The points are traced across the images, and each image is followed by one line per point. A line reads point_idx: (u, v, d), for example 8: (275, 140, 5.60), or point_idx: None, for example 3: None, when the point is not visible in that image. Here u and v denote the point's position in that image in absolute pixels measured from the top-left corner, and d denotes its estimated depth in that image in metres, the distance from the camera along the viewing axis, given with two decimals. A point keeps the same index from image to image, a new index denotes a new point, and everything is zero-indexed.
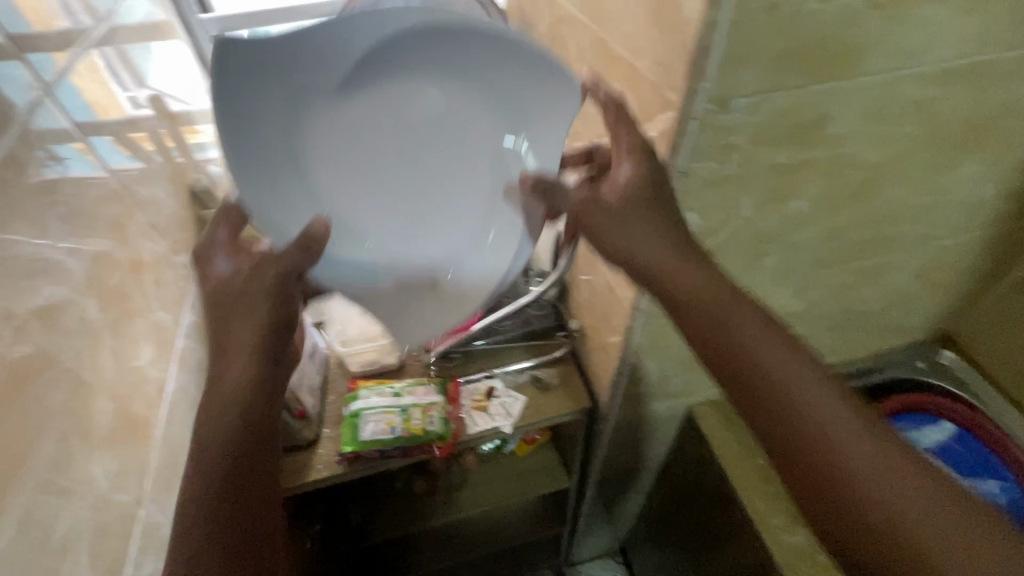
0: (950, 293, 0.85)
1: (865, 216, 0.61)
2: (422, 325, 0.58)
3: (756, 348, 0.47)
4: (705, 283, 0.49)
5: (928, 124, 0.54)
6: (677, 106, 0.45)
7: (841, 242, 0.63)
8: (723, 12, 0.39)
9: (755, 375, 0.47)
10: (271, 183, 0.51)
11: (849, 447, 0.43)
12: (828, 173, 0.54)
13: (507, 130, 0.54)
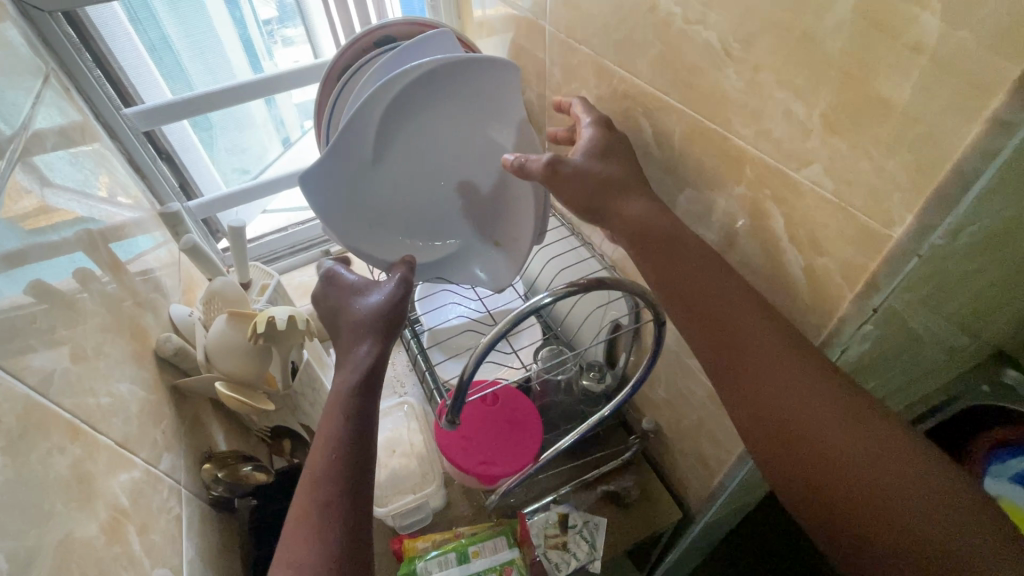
0: None
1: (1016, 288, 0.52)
2: (493, 266, 0.72)
3: (812, 418, 0.38)
4: (701, 264, 0.44)
5: None
6: (888, 245, 0.33)
7: (987, 317, 0.54)
8: (1011, 140, 0.26)
9: (814, 454, 0.38)
10: (366, 238, 0.65)
11: (855, 460, 0.37)
12: (1009, 265, 0.44)
13: (495, 129, 0.65)
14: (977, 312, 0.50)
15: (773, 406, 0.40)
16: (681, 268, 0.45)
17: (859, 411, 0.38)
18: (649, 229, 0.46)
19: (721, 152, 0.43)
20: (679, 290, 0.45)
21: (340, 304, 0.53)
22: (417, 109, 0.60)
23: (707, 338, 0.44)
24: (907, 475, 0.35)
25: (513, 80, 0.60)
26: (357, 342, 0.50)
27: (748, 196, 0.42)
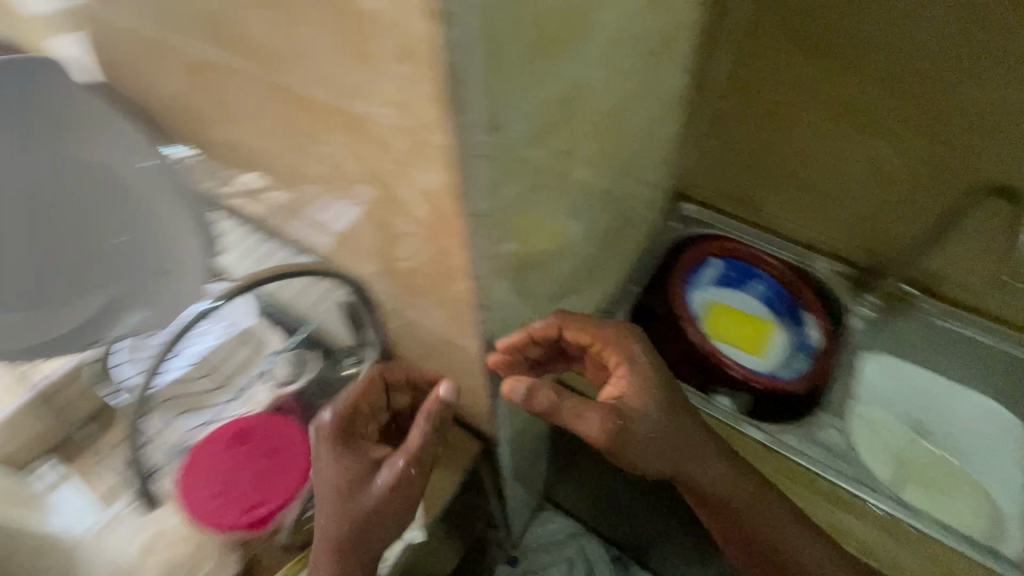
0: (667, 163, 1.02)
1: (620, 149, 0.65)
2: (178, 293, 0.68)
3: (733, 508, 0.70)
4: (681, 434, 0.67)
5: (637, 54, 0.57)
6: (450, 150, 0.36)
7: (611, 179, 0.67)
8: (463, 31, 0.30)
9: (753, 521, 0.70)
10: (35, 328, 0.68)
11: (759, 515, 0.69)
12: (589, 133, 0.54)
13: (103, 139, 0.64)
14: (598, 173, 0.61)
15: (706, 485, 0.69)
16: (673, 396, 0.67)
17: (741, 482, 0.70)
18: (640, 436, 0.64)
19: (308, 109, 0.42)
20: (673, 410, 0.66)
21: (343, 483, 0.62)
22: (17, 171, 0.65)
23: (665, 463, 0.67)
24: (776, 516, 0.69)
25: (97, 95, 0.62)
26: (370, 480, 0.62)
27: (349, 146, 0.42)
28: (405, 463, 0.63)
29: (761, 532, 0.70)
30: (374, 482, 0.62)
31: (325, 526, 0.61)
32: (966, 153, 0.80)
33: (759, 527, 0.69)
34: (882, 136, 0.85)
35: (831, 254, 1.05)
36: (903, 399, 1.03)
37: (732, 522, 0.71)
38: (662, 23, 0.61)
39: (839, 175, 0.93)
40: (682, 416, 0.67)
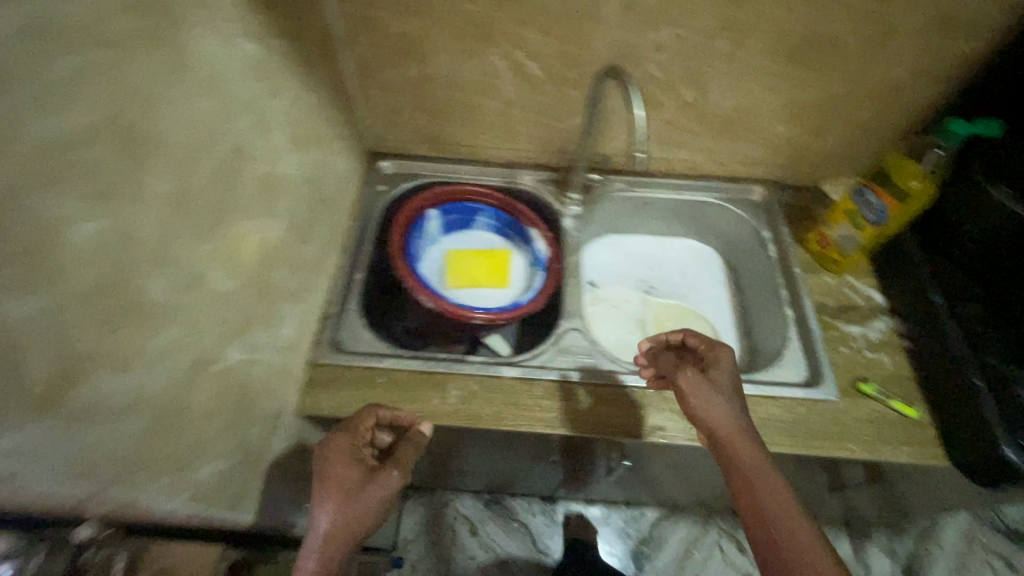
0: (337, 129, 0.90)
1: (194, 163, 0.51)
2: None
3: (754, 476, 0.65)
4: (751, 443, 0.67)
5: (112, 44, 0.41)
6: None
7: (205, 201, 0.52)
8: None
9: (756, 492, 0.64)
10: None
11: (770, 501, 0.63)
12: (71, 179, 0.38)
13: None
14: (167, 198, 0.48)
15: (735, 454, 0.67)
16: (742, 455, 0.66)
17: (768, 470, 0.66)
18: (714, 429, 0.70)
19: None
20: (729, 434, 0.68)
21: (347, 481, 0.66)
22: None
23: (722, 450, 0.68)
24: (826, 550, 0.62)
25: None
26: (383, 476, 0.68)
27: None
28: (379, 487, 0.67)
29: (763, 483, 0.64)
30: (357, 502, 0.65)
31: (329, 506, 0.64)
32: (582, 41, 0.82)
33: (772, 496, 0.63)
34: (512, 43, 0.83)
35: (531, 164, 1.08)
36: (627, 269, 1.14)
37: (744, 504, 0.65)
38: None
39: (498, 89, 0.92)
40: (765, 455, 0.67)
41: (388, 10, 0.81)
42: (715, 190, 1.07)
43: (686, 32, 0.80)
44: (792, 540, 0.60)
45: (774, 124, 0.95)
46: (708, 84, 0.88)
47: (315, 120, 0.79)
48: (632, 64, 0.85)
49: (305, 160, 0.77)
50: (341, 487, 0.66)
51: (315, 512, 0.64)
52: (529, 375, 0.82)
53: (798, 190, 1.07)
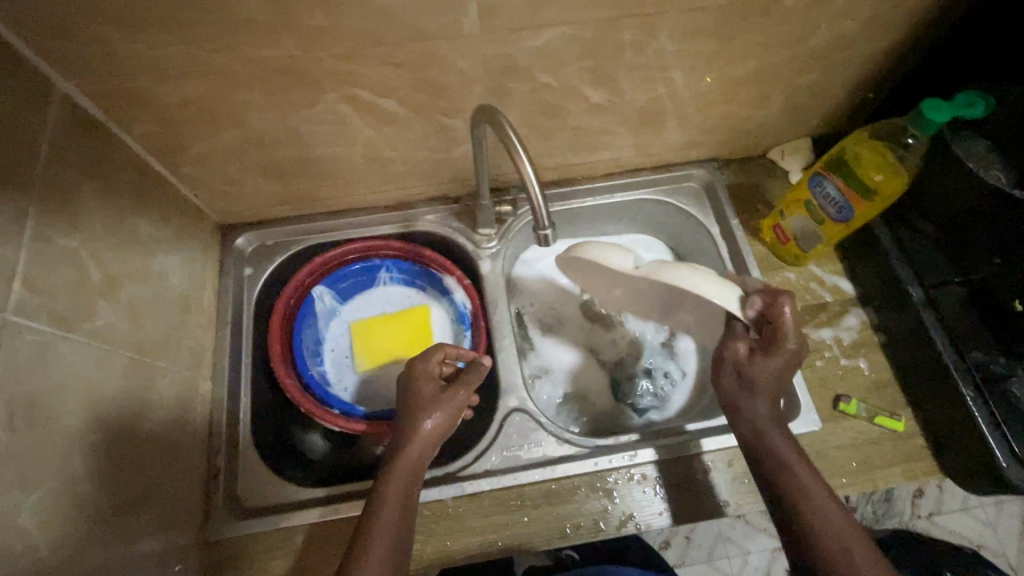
0: (155, 236, 0.67)
1: None
2: None
3: (795, 473, 0.58)
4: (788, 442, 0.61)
5: None
6: None
7: None
8: None
9: (796, 488, 0.57)
10: None
11: (815, 493, 0.57)
12: None
13: None
14: None
15: (770, 454, 0.60)
16: (776, 445, 0.61)
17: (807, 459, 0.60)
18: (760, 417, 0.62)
19: None
20: (772, 426, 0.62)
21: (425, 394, 0.66)
22: None
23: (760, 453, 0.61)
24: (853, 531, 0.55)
25: None
26: (453, 394, 0.66)
27: None
28: (431, 425, 0.64)
29: (812, 491, 0.57)
30: (420, 436, 0.63)
31: (409, 404, 0.66)
32: (442, 66, 0.60)
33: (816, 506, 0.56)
34: (349, 85, 0.60)
35: (428, 199, 0.87)
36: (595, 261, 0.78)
37: (791, 501, 0.57)
38: None
39: (353, 136, 0.69)
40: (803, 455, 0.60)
41: (159, 79, 0.56)
42: (649, 184, 0.90)
43: (576, 31, 0.59)
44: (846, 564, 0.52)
45: (706, 105, 0.77)
46: (619, 81, 0.68)
47: (104, 257, 0.57)
48: (516, 78, 0.64)
49: (105, 321, 0.56)
50: (420, 410, 0.65)
51: (394, 448, 0.63)
52: (474, 490, 0.70)
53: (742, 164, 0.91)
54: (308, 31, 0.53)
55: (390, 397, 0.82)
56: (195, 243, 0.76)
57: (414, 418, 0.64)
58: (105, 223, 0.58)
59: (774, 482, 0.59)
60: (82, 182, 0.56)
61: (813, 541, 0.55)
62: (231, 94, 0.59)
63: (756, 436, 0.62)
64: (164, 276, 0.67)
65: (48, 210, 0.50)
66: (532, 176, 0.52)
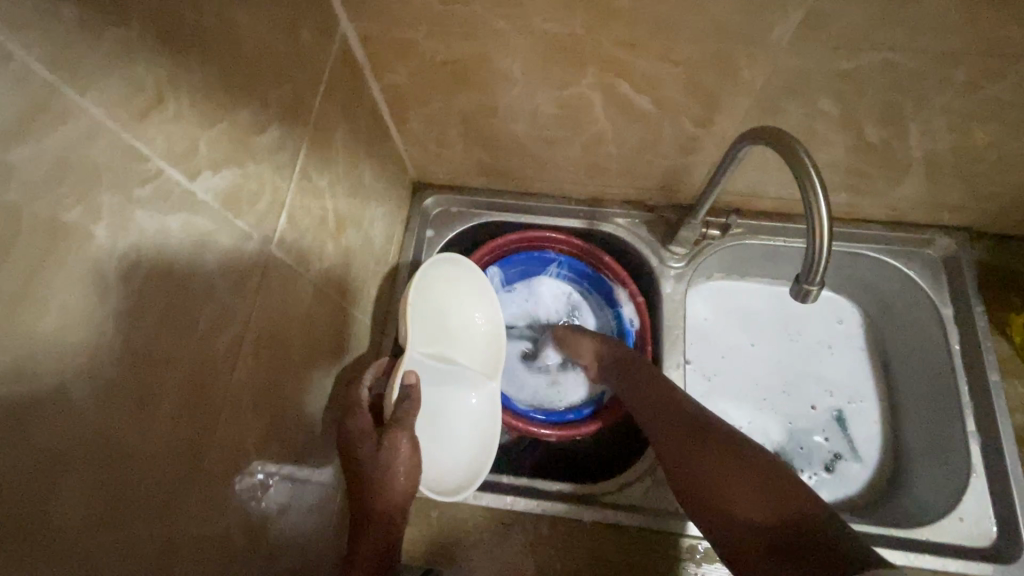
0: (373, 185, 0.68)
1: (167, 410, 0.35)
2: None
3: (665, 413, 0.62)
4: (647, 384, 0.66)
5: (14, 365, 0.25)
6: None
7: (191, 440, 0.38)
8: None
9: (670, 419, 0.61)
10: None
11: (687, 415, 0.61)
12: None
13: None
14: (91, 517, 0.30)
15: (648, 410, 0.64)
16: (648, 402, 0.65)
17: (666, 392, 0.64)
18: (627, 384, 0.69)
19: None
20: (638, 385, 0.67)
21: (369, 450, 0.56)
22: None
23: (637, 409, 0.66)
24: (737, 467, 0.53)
25: None
26: (397, 448, 0.56)
27: None
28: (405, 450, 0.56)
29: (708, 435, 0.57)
30: (400, 460, 0.56)
31: (360, 441, 0.56)
32: (725, 72, 0.54)
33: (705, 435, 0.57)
34: (615, 73, 0.56)
35: (623, 200, 0.81)
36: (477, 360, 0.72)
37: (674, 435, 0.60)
38: (60, 216, 0.27)
39: (587, 125, 0.65)
40: (662, 382, 0.66)
41: (434, 36, 0.55)
42: (876, 240, 0.77)
43: (901, 60, 0.50)
44: (745, 509, 0.50)
45: (998, 168, 0.64)
46: (913, 123, 0.58)
47: (339, 200, 0.58)
48: (797, 100, 0.56)
49: (329, 263, 0.57)
50: (372, 460, 0.55)
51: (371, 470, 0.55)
52: (615, 520, 0.64)
53: (1001, 244, 0.76)
54: (606, 12, 0.49)
55: (567, 399, 0.79)
56: (395, 196, 0.76)
57: (363, 456, 0.56)
58: (346, 166, 0.59)
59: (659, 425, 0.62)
60: (340, 123, 0.56)
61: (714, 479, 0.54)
62: (495, 61, 0.57)
63: (666, 417, 0.62)
64: (372, 226, 0.68)
65: (316, 149, 0.51)
66: (826, 222, 0.45)
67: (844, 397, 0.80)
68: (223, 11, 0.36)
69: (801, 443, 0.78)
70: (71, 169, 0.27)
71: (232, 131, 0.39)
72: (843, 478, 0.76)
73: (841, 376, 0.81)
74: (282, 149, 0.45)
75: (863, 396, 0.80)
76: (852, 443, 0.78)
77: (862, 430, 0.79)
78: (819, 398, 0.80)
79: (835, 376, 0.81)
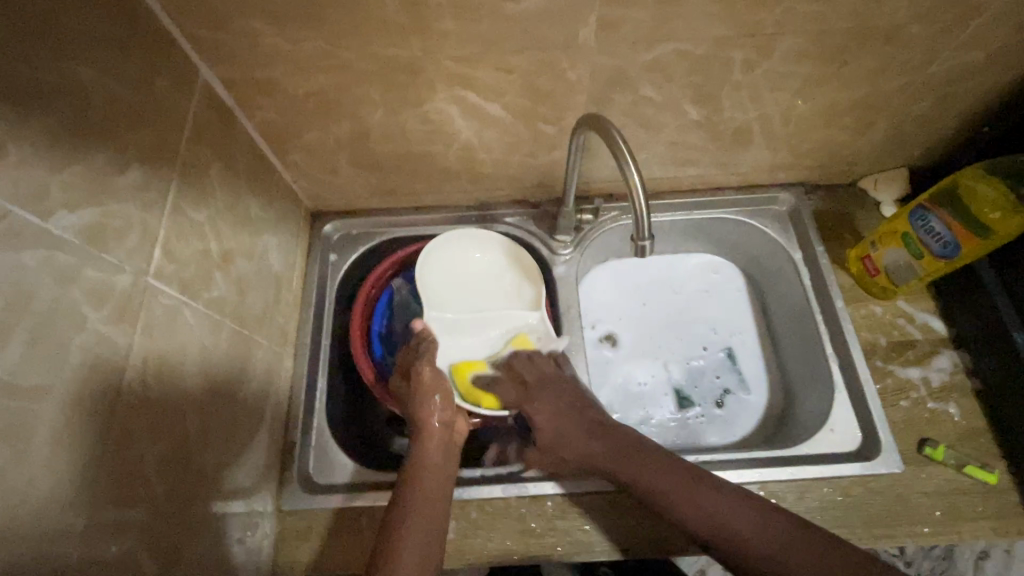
0: (263, 217, 0.71)
1: (44, 440, 0.37)
2: None
3: (631, 476, 0.65)
4: (588, 447, 0.68)
5: None
6: None
7: (75, 478, 0.39)
8: None
9: (636, 471, 0.64)
10: None
11: (653, 472, 0.63)
12: None
13: None
14: None
15: (616, 470, 0.66)
16: (615, 459, 0.66)
17: (621, 446, 0.67)
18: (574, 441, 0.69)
19: None
20: (591, 455, 0.68)
21: (412, 397, 0.69)
22: None
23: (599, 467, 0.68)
24: (739, 516, 0.58)
25: None
26: (428, 382, 0.70)
27: None
28: (441, 422, 0.68)
29: (688, 485, 0.61)
30: (438, 416, 0.68)
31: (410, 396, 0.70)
32: (553, 74, 0.62)
33: (685, 481, 0.62)
34: (461, 87, 0.63)
35: (509, 201, 0.88)
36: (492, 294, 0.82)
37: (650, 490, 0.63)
38: None
39: (453, 137, 0.72)
40: (609, 442, 0.68)
41: (292, 74, 0.60)
42: (731, 203, 0.88)
43: (689, 47, 0.60)
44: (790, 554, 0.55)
45: (805, 128, 0.75)
46: (721, 99, 0.68)
47: (223, 233, 0.61)
48: (621, 91, 0.65)
49: (220, 293, 0.60)
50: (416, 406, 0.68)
51: (416, 433, 0.67)
52: (538, 492, 0.70)
53: (831, 192, 0.88)
54: (436, 34, 0.56)
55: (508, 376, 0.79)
56: (291, 227, 0.80)
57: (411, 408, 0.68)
58: (226, 201, 0.62)
59: (633, 483, 0.64)
60: (213, 161, 0.60)
61: (720, 528, 0.58)
62: (353, 88, 0.62)
63: (637, 468, 0.64)
64: (267, 256, 0.71)
65: (188, 186, 0.55)
66: (639, 182, 0.52)
67: (728, 335, 0.90)
68: (65, 69, 0.40)
69: (694, 381, 0.87)
70: None
71: (85, 173, 0.42)
72: (736, 405, 0.86)
73: (722, 318, 0.91)
74: (147, 187, 0.49)
75: (742, 332, 0.90)
76: (738, 373, 0.88)
77: (747, 360, 0.89)
78: (708, 341, 0.90)
79: (717, 318, 0.91)
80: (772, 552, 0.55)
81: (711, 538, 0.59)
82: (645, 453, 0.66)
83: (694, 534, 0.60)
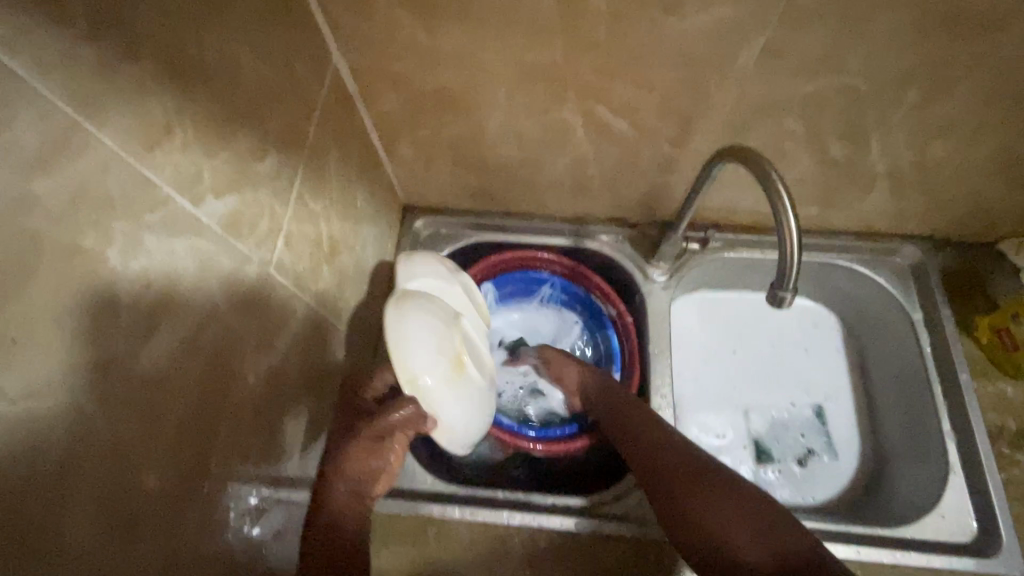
0: (365, 208, 0.70)
1: (172, 429, 0.36)
2: None
3: (645, 443, 0.62)
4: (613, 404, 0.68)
5: (29, 380, 0.26)
6: None
7: (195, 464, 0.39)
8: None
9: (646, 437, 0.62)
10: None
11: (666, 444, 0.61)
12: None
13: None
14: (96, 534, 0.31)
15: (628, 436, 0.64)
16: (631, 423, 0.65)
17: (640, 413, 0.65)
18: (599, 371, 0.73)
19: None
20: (617, 412, 0.67)
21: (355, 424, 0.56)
22: None
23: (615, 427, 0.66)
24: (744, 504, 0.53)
25: None
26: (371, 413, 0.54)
27: None
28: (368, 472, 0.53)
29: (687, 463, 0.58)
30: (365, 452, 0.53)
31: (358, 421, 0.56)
32: (696, 95, 0.58)
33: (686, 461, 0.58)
34: (594, 99, 0.59)
35: (606, 219, 0.84)
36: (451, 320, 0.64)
37: (651, 464, 0.60)
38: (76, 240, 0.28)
39: (569, 147, 0.68)
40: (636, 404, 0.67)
41: (424, 69, 0.58)
42: (848, 249, 0.81)
43: (855, 82, 0.54)
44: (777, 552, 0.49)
45: (956, 179, 0.68)
46: (872, 139, 0.62)
47: (333, 224, 0.60)
48: (765, 120, 0.60)
49: (324, 284, 0.59)
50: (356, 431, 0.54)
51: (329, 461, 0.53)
52: (611, 532, 0.65)
53: (963, 250, 0.80)
54: (585, 43, 0.53)
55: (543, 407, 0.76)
56: (386, 219, 0.78)
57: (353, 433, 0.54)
58: (339, 190, 0.61)
59: (637, 452, 0.62)
60: (333, 149, 0.59)
61: (713, 517, 0.53)
62: (482, 89, 0.60)
63: (642, 435, 0.63)
64: (365, 249, 0.70)
65: (311, 175, 0.53)
66: (794, 228, 0.48)
67: (820, 393, 0.83)
68: (229, 51, 0.39)
69: (774, 436, 0.81)
70: (88, 196, 0.29)
71: (234, 158, 0.41)
72: (817, 467, 0.79)
73: (813, 368, 0.85)
74: (280, 175, 0.47)
75: (833, 387, 0.84)
76: (825, 433, 0.81)
77: (837, 419, 0.82)
78: (796, 396, 0.83)
79: (809, 374, 0.84)
80: (754, 558, 0.49)
81: (685, 527, 0.54)
82: (657, 423, 0.64)
83: (675, 525, 0.55)
